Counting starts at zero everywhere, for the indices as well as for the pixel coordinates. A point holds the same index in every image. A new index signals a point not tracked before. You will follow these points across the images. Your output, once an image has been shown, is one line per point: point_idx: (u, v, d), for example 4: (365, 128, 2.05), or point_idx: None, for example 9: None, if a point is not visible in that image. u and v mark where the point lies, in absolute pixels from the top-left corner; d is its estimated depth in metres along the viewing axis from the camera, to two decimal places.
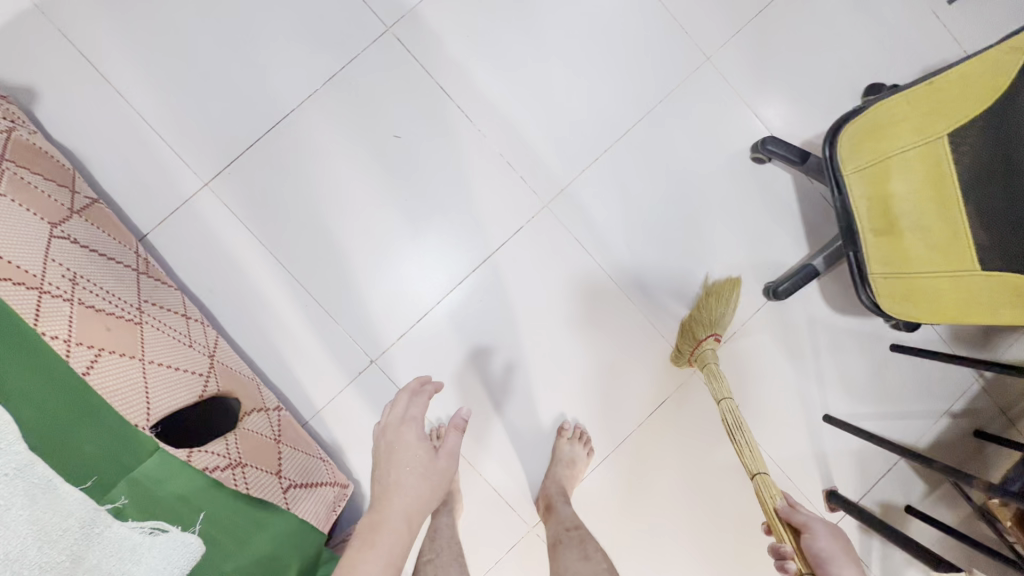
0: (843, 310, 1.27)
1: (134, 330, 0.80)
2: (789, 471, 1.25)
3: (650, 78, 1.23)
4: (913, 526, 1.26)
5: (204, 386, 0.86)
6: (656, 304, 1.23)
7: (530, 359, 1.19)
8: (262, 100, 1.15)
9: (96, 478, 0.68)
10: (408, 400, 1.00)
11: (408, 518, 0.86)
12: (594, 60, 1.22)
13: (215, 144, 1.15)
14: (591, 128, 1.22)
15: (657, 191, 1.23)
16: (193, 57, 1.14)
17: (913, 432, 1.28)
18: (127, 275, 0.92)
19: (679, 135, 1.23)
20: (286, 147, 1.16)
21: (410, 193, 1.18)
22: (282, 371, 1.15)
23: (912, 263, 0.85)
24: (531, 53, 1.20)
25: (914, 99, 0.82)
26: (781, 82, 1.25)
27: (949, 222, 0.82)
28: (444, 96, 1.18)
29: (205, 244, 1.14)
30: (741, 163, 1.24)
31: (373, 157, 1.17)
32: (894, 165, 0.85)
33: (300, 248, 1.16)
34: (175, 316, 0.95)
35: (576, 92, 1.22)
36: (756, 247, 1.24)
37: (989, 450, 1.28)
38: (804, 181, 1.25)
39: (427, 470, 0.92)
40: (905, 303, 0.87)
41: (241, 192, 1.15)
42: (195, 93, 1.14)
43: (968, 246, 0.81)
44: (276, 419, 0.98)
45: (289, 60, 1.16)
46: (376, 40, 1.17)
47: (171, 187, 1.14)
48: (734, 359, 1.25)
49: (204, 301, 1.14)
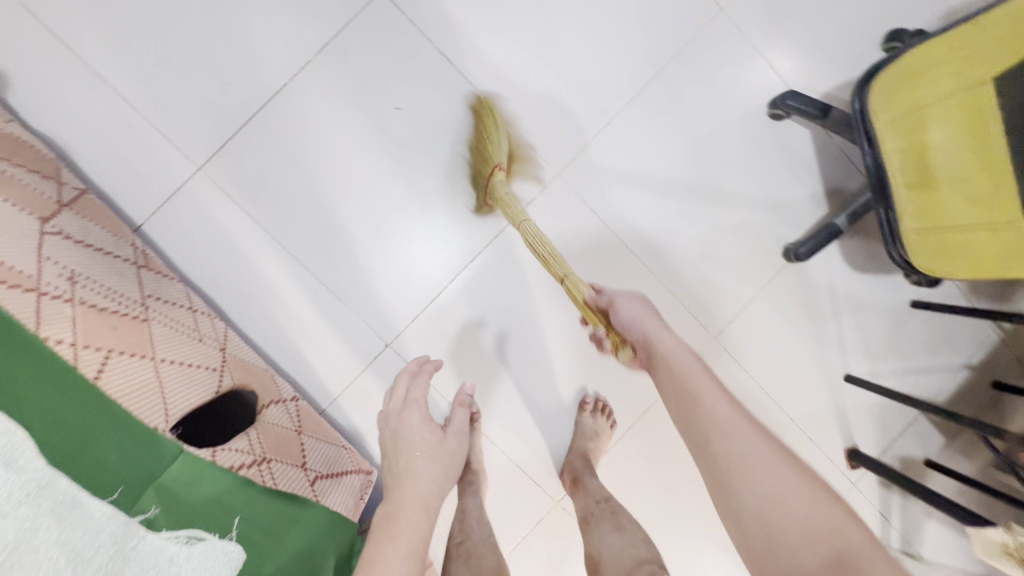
0: (863, 268, 1.24)
1: (141, 328, 0.76)
2: (811, 432, 1.25)
3: (661, 33, 1.16)
4: (931, 479, 1.27)
5: (219, 381, 0.83)
6: (674, 271, 1.20)
7: (548, 334, 1.16)
8: (251, 75, 1.08)
9: (123, 489, 0.66)
10: (408, 382, 0.95)
11: (426, 504, 0.83)
12: (601, 16, 1.14)
13: (204, 125, 1.08)
14: (601, 90, 1.16)
15: (672, 154, 1.18)
16: (174, 31, 1.06)
17: (933, 387, 1.27)
18: (126, 269, 0.87)
19: (693, 93, 1.17)
20: (281, 124, 1.09)
21: (415, 168, 1.12)
22: (295, 360, 1.12)
23: (945, 218, 0.83)
24: (534, 11, 1.12)
25: (953, 43, 0.77)
26: (799, 31, 1.18)
27: (987, 174, 0.76)
28: (444, 61, 1.11)
29: (204, 232, 1.09)
30: (758, 120, 1.19)
31: (375, 131, 1.11)
32: (928, 114, 0.80)
33: (303, 231, 1.11)
34: (180, 309, 0.91)
35: (584, 51, 1.15)
36: (775, 208, 1.20)
37: (1006, 401, 1.29)
38: (822, 136, 1.20)
39: (437, 453, 0.89)
40: (937, 258, 0.88)
41: (237, 175, 1.09)
42: (179, 70, 1.07)
43: (1006, 200, 0.75)
44: (294, 409, 0.96)
45: (277, 29, 1.08)
46: (368, 3, 1.09)
47: (163, 173, 1.08)
48: (755, 324, 1.23)
49: (208, 292, 1.09)
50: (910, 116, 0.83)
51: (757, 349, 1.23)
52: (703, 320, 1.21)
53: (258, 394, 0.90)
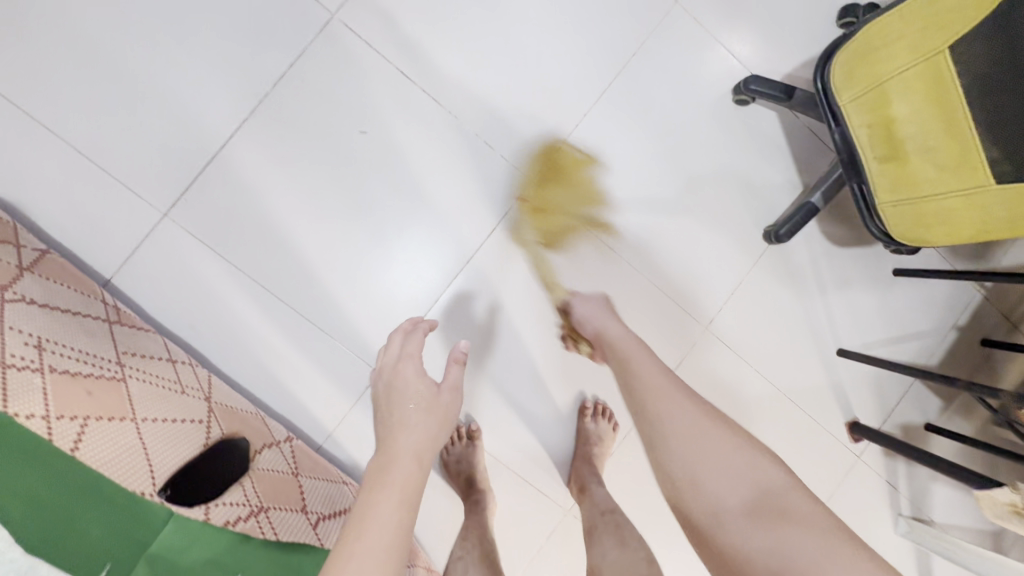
0: (844, 242, 1.25)
1: (118, 389, 0.73)
2: (811, 410, 1.25)
3: (620, 31, 1.16)
4: (934, 443, 1.28)
5: (206, 434, 0.80)
6: (659, 266, 1.19)
7: (539, 342, 1.15)
8: (209, 113, 1.05)
9: (111, 564, 0.64)
10: (402, 339, 0.92)
11: (416, 454, 0.78)
12: (557, 19, 1.14)
13: (166, 168, 1.05)
14: (565, 93, 1.15)
15: (643, 150, 1.18)
16: (124, 76, 1.03)
17: (924, 352, 1.29)
18: (98, 327, 0.84)
19: (657, 87, 1.17)
20: (245, 160, 1.07)
21: (388, 190, 1.10)
22: (284, 398, 1.09)
23: (921, 187, 0.82)
24: (492, 20, 1.12)
25: (907, 17, 0.78)
26: (754, 16, 1.19)
27: (957, 140, 0.78)
28: (406, 79, 1.10)
29: (177, 278, 1.06)
30: (724, 108, 1.19)
31: (343, 158, 1.09)
32: (893, 88, 0.81)
33: (280, 266, 1.08)
34: (159, 362, 0.88)
35: (544, 56, 1.14)
36: (751, 193, 1.21)
37: (997, 358, 1.30)
38: (789, 117, 1.21)
39: (430, 406, 0.85)
40: (915, 229, 0.85)
41: (205, 216, 1.06)
42: (133, 115, 1.04)
43: (980, 162, 0.78)
44: (290, 451, 0.93)
45: (230, 64, 1.05)
46: (322, 29, 1.07)
47: (127, 223, 1.04)
48: (744, 310, 1.23)
49: (188, 338, 1.06)
50: (875, 91, 0.82)
51: (748, 335, 1.23)
52: (692, 311, 1.21)
53: (250, 440, 0.87)
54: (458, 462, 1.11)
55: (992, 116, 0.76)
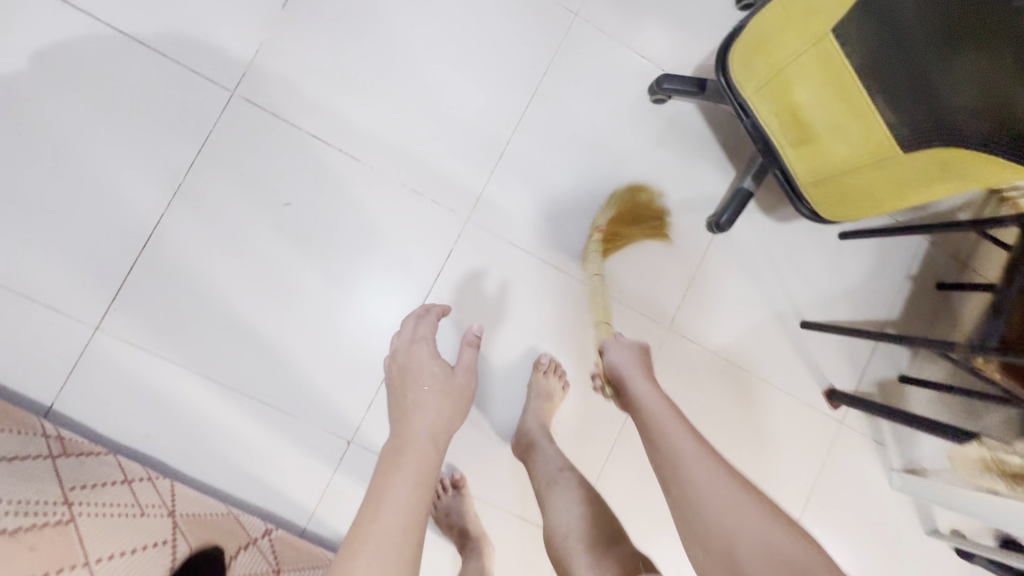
0: (786, 217, 1.26)
1: (66, 534, 0.71)
2: (787, 385, 1.26)
3: (525, 55, 1.16)
4: (908, 390, 1.30)
5: (171, 555, 0.79)
6: (612, 275, 1.19)
7: (508, 376, 1.14)
8: (140, 214, 1.02)
9: None
10: (414, 322, 0.97)
11: (434, 438, 0.82)
12: (461, 55, 1.13)
13: (89, 281, 1.01)
14: (484, 126, 1.14)
15: (573, 166, 1.17)
16: (40, 193, 1.00)
17: (885, 305, 1.30)
18: (38, 468, 0.80)
19: (574, 102, 1.17)
20: (171, 255, 1.03)
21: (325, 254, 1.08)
22: (258, 489, 1.05)
23: (835, 167, 0.84)
24: (396, 69, 1.11)
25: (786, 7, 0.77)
26: (653, 16, 1.20)
27: (859, 120, 0.78)
28: (320, 141, 1.08)
29: (122, 391, 1.02)
30: (643, 111, 1.20)
31: (279, 232, 1.06)
32: (788, 78, 0.81)
33: (227, 356, 1.05)
34: (114, 487, 0.84)
35: (456, 93, 1.13)
36: (687, 188, 1.21)
37: (956, 296, 1.33)
38: (709, 106, 1.22)
39: (446, 386, 0.89)
40: (840, 203, 0.88)
41: (140, 321, 1.03)
42: (43, 235, 1.00)
43: (883, 137, 0.77)
44: (269, 544, 0.91)
45: (137, 161, 1.02)
46: (225, 108, 1.05)
47: (58, 346, 1.00)
48: (703, 301, 1.23)
49: (146, 451, 1.02)
50: (781, 82, 0.83)
51: (716, 325, 1.24)
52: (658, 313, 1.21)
53: (224, 545, 0.85)
54: (452, 526, 1.08)
55: (887, 92, 0.73)
